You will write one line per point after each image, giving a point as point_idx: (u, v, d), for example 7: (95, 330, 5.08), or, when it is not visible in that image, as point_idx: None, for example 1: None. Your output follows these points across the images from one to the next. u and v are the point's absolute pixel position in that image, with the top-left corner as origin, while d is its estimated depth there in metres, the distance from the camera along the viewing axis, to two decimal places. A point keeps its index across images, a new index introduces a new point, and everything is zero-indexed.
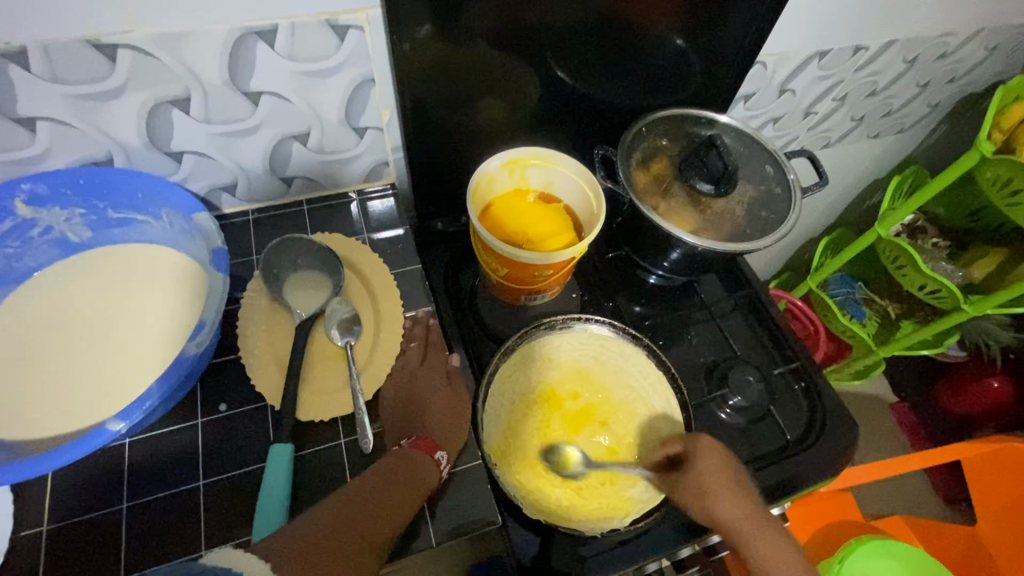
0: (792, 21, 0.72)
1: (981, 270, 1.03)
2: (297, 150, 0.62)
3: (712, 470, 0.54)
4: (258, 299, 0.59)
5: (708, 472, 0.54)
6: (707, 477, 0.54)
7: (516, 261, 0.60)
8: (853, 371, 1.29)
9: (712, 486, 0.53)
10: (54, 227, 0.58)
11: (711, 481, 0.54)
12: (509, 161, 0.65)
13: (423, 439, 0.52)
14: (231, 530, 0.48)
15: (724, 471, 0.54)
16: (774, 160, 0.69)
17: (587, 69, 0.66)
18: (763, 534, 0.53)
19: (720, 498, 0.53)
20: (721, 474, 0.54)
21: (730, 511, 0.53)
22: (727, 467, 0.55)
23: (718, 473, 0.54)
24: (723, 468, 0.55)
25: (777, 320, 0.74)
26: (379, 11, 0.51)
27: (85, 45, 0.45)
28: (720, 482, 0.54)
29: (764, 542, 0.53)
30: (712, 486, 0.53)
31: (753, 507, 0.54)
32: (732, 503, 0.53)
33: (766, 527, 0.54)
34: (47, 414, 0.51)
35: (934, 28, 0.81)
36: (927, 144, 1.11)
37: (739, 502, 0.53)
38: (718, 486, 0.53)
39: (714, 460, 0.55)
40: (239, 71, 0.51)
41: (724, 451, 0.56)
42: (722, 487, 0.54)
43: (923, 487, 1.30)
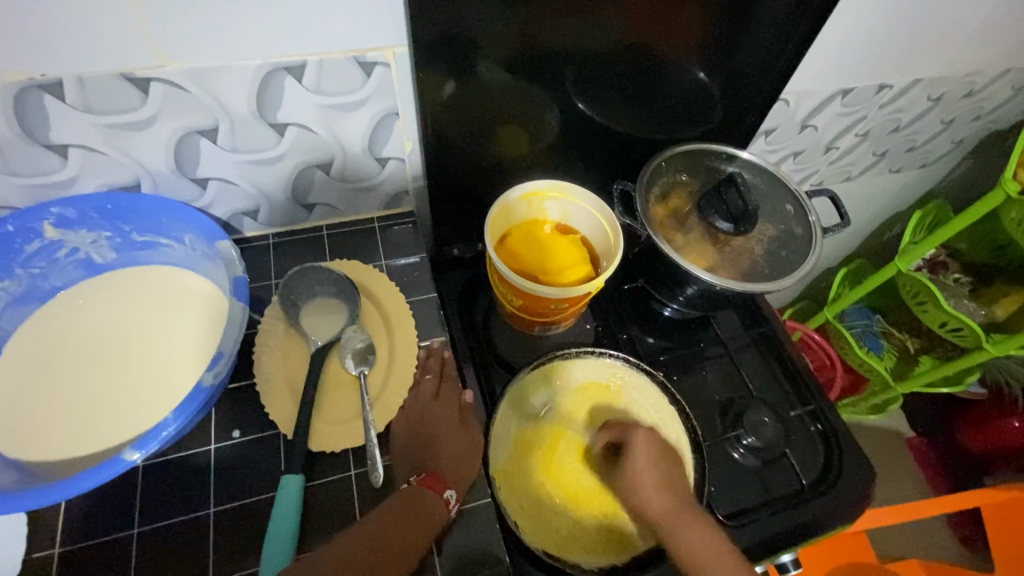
0: (816, 59, 0.71)
1: (1004, 308, 1.00)
2: (320, 178, 0.63)
3: (641, 459, 0.55)
4: (276, 324, 0.59)
5: (639, 462, 0.55)
6: (637, 467, 0.55)
7: (532, 295, 0.60)
8: (870, 406, 1.27)
9: (638, 474, 0.54)
10: (80, 248, 0.59)
11: (641, 467, 0.55)
12: (527, 193, 0.65)
13: (431, 476, 0.52)
14: (240, 559, 0.48)
15: (654, 459, 0.55)
16: (795, 199, 0.69)
17: (608, 104, 0.66)
18: (682, 522, 0.53)
19: (646, 487, 0.54)
20: (652, 464, 0.55)
21: (653, 497, 0.54)
22: (659, 458, 0.55)
23: (650, 464, 0.55)
24: (653, 458, 0.55)
25: (795, 358, 0.73)
26: (406, 49, 0.52)
27: (120, 78, 0.47)
28: (645, 473, 0.54)
29: (687, 535, 0.52)
30: (639, 475, 0.54)
31: (682, 499, 0.54)
32: (658, 491, 0.54)
33: (696, 522, 0.53)
34: (66, 437, 0.51)
35: (960, 66, 0.80)
36: (950, 179, 1.10)
37: (667, 490, 0.54)
38: (642, 474, 0.54)
39: (647, 451, 0.55)
40: (266, 104, 0.52)
41: (664, 443, 0.56)
42: (649, 475, 0.54)
43: (940, 528, 1.27)
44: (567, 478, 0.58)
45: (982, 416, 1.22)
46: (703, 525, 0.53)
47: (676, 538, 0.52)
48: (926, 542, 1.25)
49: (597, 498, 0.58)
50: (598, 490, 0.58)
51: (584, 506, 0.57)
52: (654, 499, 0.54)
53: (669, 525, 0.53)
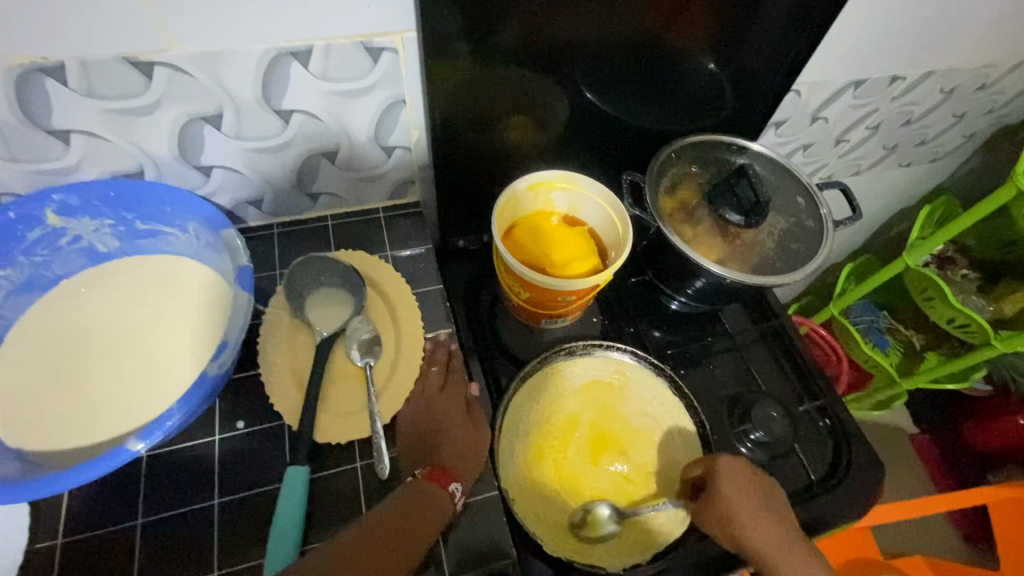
0: (829, 49, 0.70)
1: (1013, 305, 0.99)
2: (325, 167, 0.62)
3: (735, 490, 0.53)
4: (280, 315, 0.59)
5: (733, 492, 0.52)
6: (734, 497, 0.52)
7: (540, 287, 0.59)
8: (874, 402, 1.28)
9: (737, 505, 0.52)
10: (82, 237, 0.58)
11: (736, 498, 0.52)
12: (535, 184, 0.64)
13: (437, 470, 0.51)
14: (245, 551, 0.48)
15: (748, 488, 0.53)
16: (806, 192, 0.68)
17: (618, 94, 0.65)
18: (793, 556, 0.51)
19: (750, 519, 0.51)
20: (746, 493, 0.53)
21: (758, 532, 0.51)
22: (752, 486, 0.54)
23: (744, 493, 0.53)
24: (748, 487, 0.53)
25: (803, 353, 0.72)
26: (415, 34, 0.51)
27: (123, 62, 0.46)
28: (745, 504, 0.52)
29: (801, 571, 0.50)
30: (740, 507, 0.52)
31: (786, 531, 0.52)
32: (762, 521, 0.52)
33: (805, 557, 0.51)
34: (70, 428, 0.51)
35: (974, 59, 0.79)
36: (960, 174, 1.09)
37: (770, 523, 0.52)
38: (740, 506, 0.52)
39: (738, 479, 0.53)
40: (272, 90, 0.51)
41: (749, 470, 0.55)
42: (751, 506, 0.52)
43: (943, 525, 1.27)
44: (580, 482, 0.58)
45: (988, 414, 1.21)
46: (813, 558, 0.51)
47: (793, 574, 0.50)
48: (929, 539, 1.25)
49: (613, 498, 0.57)
50: (613, 490, 0.58)
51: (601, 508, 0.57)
52: (761, 534, 0.51)
53: (782, 561, 0.50)
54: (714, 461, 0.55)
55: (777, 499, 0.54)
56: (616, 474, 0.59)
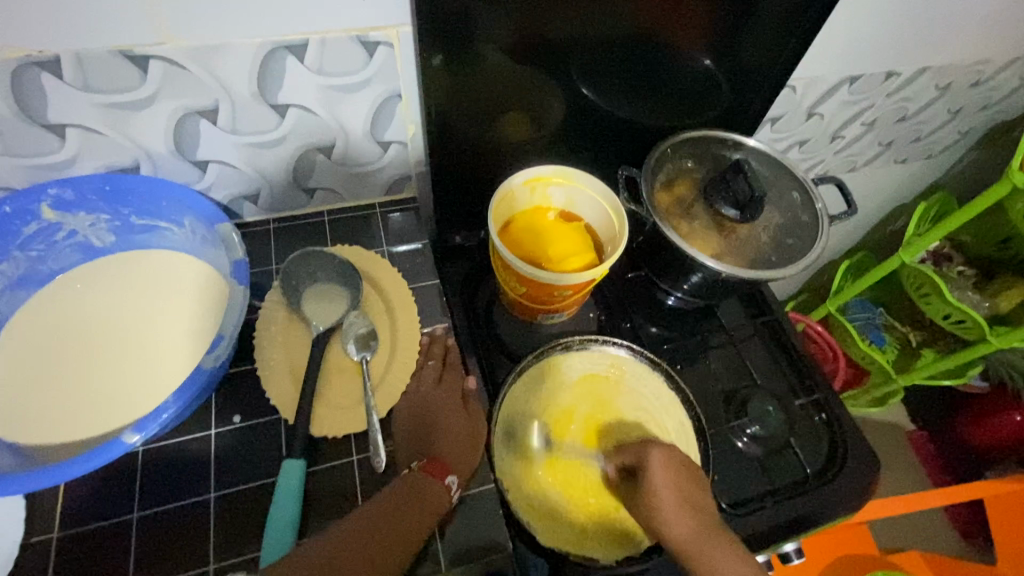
0: (824, 45, 0.70)
1: (1009, 301, 0.99)
2: (321, 161, 0.62)
3: (659, 479, 0.52)
4: (276, 309, 0.59)
5: (658, 483, 0.52)
6: (657, 488, 0.52)
7: (536, 281, 0.59)
8: (872, 398, 1.26)
9: (656, 494, 0.52)
10: (78, 231, 0.58)
11: (660, 491, 0.52)
12: (531, 179, 0.64)
13: (433, 462, 0.51)
14: (241, 545, 0.48)
15: (672, 478, 0.52)
16: (802, 187, 0.68)
17: (614, 89, 0.65)
18: (711, 551, 0.49)
19: (669, 512, 0.51)
20: (672, 484, 0.52)
21: (673, 522, 0.50)
22: (677, 477, 0.52)
23: (671, 486, 0.52)
24: (674, 480, 0.52)
25: (799, 347, 0.72)
26: (410, 29, 0.51)
27: (119, 55, 0.46)
28: (667, 496, 0.51)
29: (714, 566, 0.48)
30: (661, 499, 0.51)
31: (706, 524, 0.51)
32: (683, 515, 0.51)
33: (729, 553, 0.49)
34: (65, 421, 0.51)
35: (969, 55, 0.80)
36: (956, 170, 1.09)
37: (689, 515, 0.51)
38: (657, 495, 0.52)
39: (667, 471, 0.53)
40: (267, 84, 0.52)
41: (680, 461, 0.54)
42: (670, 499, 0.51)
43: (939, 521, 1.27)
44: (576, 474, 0.57)
45: (983, 410, 1.22)
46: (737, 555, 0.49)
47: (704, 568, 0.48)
48: (925, 535, 1.26)
49: (608, 490, 0.57)
50: (608, 482, 0.57)
51: (595, 500, 0.56)
52: (676, 524, 0.50)
53: (694, 553, 0.49)
54: (645, 453, 0.54)
55: (705, 492, 0.53)
56: (611, 466, 0.58)
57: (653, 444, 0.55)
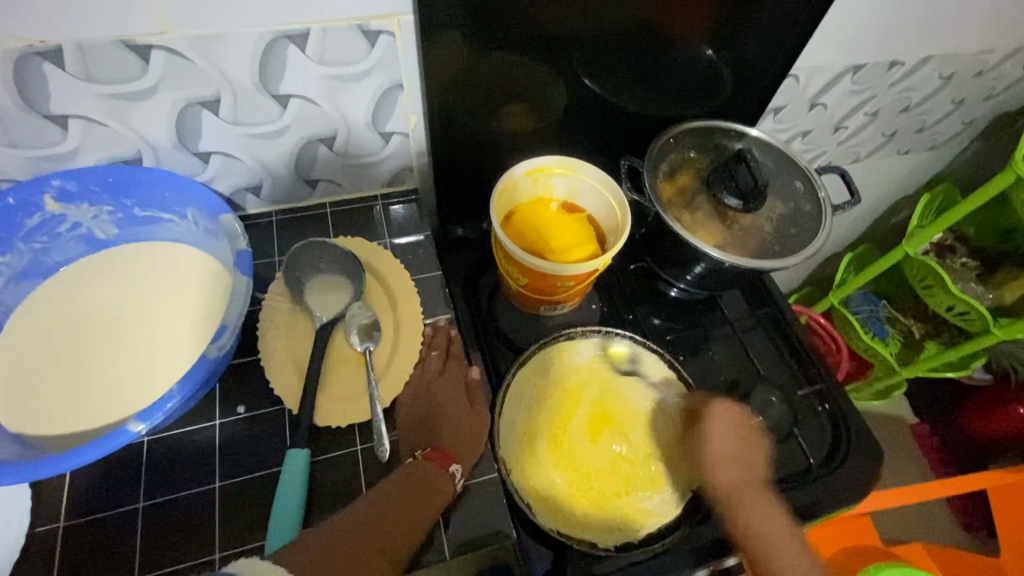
0: (827, 34, 0.70)
1: (1012, 292, 0.99)
2: (323, 153, 0.62)
3: (716, 431, 0.58)
4: (279, 300, 0.59)
5: (718, 434, 0.58)
6: (715, 437, 0.58)
7: (539, 272, 0.59)
8: (874, 392, 1.28)
9: (709, 442, 0.57)
10: (82, 223, 0.58)
11: (716, 441, 0.57)
12: (533, 169, 0.64)
13: (437, 451, 0.52)
14: (246, 534, 0.48)
15: (728, 429, 0.58)
16: (805, 176, 0.68)
17: (616, 79, 0.65)
18: (749, 497, 0.56)
19: (721, 459, 0.57)
20: (727, 437, 0.58)
21: (718, 467, 0.56)
22: (734, 431, 0.58)
23: (727, 438, 0.57)
24: (731, 433, 0.58)
25: (802, 338, 0.72)
26: (412, 18, 0.51)
27: (121, 45, 0.46)
28: (723, 445, 0.57)
29: (747, 509, 0.55)
30: (716, 447, 0.57)
31: (748, 473, 0.57)
32: (730, 465, 0.57)
33: (760, 501, 0.56)
34: (70, 412, 0.51)
35: (973, 44, 0.79)
36: (960, 161, 1.08)
37: (735, 463, 0.57)
38: (712, 441, 0.57)
39: (727, 425, 0.58)
40: (269, 74, 0.52)
41: (741, 420, 0.59)
42: (724, 449, 0.57)
43: (941, 513, 1.27)
44: (579, 458, 0.57)
45: (987, 403, 1.22)
46: (767, 504, 0.56)
47: (738, 508, 0.55)
48: (927, 526, 1.26)
49: (610, 477, 0.57)
50: (610, 468, 0.57)
51: (596, 485, 0.56)
52: (722, 470, 0.56)
53: (733, 495, 0.56)
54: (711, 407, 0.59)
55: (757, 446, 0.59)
56: (615, 453, 0.58)
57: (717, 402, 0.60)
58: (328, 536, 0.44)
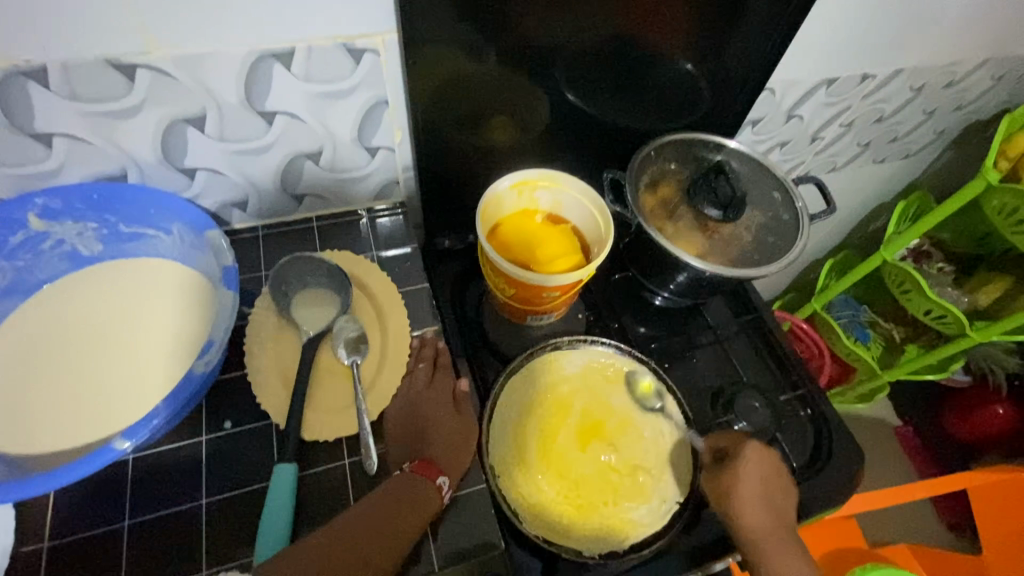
0: (801, 48, 0.72)
1: (987, 296, 1.02)
2: (309, 168, 0.63)
3: (752, 475, 0.56)
4: (266, 315, 0.59)
5: (749, 476, 0.56)
6: (745, 480, 0.56)
7: (525, 283, 0.60)
8: (857, 395, 1.29)
9: (745, 487, 0.56)
10: (66, 240, 0.58)
11: (748, 483, 0.56)
12: (518, 182, 0.65)
13: (424, 464, 0.52)
14: (234, 550, 0.48)
15: (762, 471, 0.57)
16: (782, 187, 0.69)
17: (597, 93, 0.67)
18: (778, 541, 0.55)
19: (753, 503, 0.55)
20: (759, 479, 0.56)
21: (752, 513, 0.55)
22: (765, 475, 0.57)
23: (759, 480, 0.56)
24: (761, 476, 0.56)
25: (783, 344, 0.74)
26: (396, 36, 0.52)
27: (106, 65, 0.46)
28: (755, 488, 0.56)
29: (779, 555, 0.55)
30: (747, 491, 0.55)
31: (780, 517, 0.56)
32: (761, 508, 0.55)
33: (791, 545, 0.56)
34: (53, 430, 0.51)
35: (941, 57, 0.82)
36: (934, 168, 1.12)
37: (767, 508, 0.56)
38: (748, 484, 0.56)
39: (759, 467, 0.57)
40: (255, 92, 0.52)
41: (773, 461, 0.58)
42: (755, 492, 0.56)
43: (927, 513, 1.29)
44: (567, 466, 0.58)
45: (967, 404, 1.24)
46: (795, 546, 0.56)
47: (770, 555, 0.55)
48: (913, 527, 1.28)
49: (597, 486, 0.57)
50: (598, 478, 0.58)
51: (584, 494, 0.57)
52: (759, 514, 0.55)
53: (767, 541, 0.55)
54: (744, 449, 0.57)
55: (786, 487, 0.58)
56: (603, 462, 0.59)
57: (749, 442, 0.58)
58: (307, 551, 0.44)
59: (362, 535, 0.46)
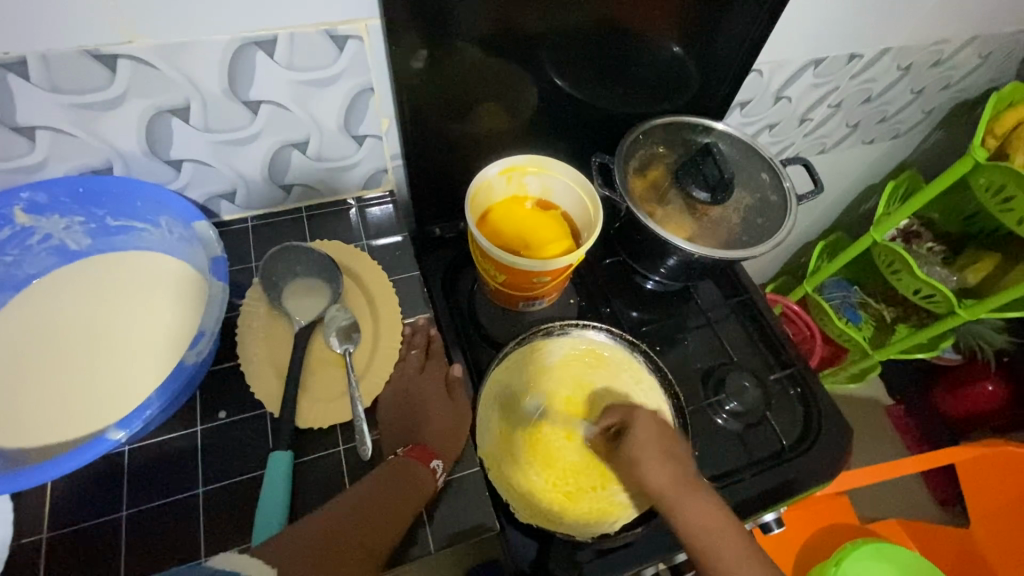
0: (788, 29, 0.72)
1: (976, 274, 1.02)
2: (296, 157, 0.62)
3: (644, 435, 0.55)
4: (258, 306, 0.59)
5: (641, 436, 0.55)
6: (637, 440, 0.55)
7: (515, 269, 0.60)
8: (849, 375, 1.31)
9: (638, 448, 0.55)
10: (53, 235, 0.58)
11: (642, 443, 0.55)
12: (507, 169, 0.65)
13: (419, 448, 0.52)
14: (232, 536, 0.49)
15: (655, 432, 0.56)
16: (770, 168, 0.70)
17: (584, 77, 0.66)
18: (688, 502, 0.52)
19: (648, 461, 0.54)
20: (653, 438, 0.55)
21: (652, 473, 0.53)
22: (661, 435, 0.56)
23: (654, 439, 0.55)
24: (656, 434, 0.55)
25: (773, 325, 0.75)
26: (379, 22, 0.52)
27: (85, 55, 0.46)
28: (649, 446, 0.55)
29: (693, 514, 0.52)
30: (642, 450, 0.54)
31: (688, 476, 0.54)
32: (661, 466, 0.54)
33: (705, 501, 0.53)
34: (46, 424, 0.51)
35: (928, 35, 0.82)
36: (923, 149, 1.12)
37: (671, 467, 0.54)
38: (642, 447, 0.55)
39: (650, 427, 0.56)
40: (238, 81, 0.52)
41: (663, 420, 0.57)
42: (650, 451, 0.54)
43: (918, 490, 1.31)
44: (554, 454, 0.59)
45: (957, 382, 1.27)
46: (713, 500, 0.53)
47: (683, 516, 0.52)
48: (904, 503, 1.30)
49: (585, 472, 0.58)
50: (585, 464, 0.59)
51: (573, 482, 0.58)
52: (657, 474, 0.53)
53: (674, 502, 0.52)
54: (635, 413, 0.57)
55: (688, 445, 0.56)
56: (589, 448, 0.60)
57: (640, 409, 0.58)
58: (294, 544, 0.43)
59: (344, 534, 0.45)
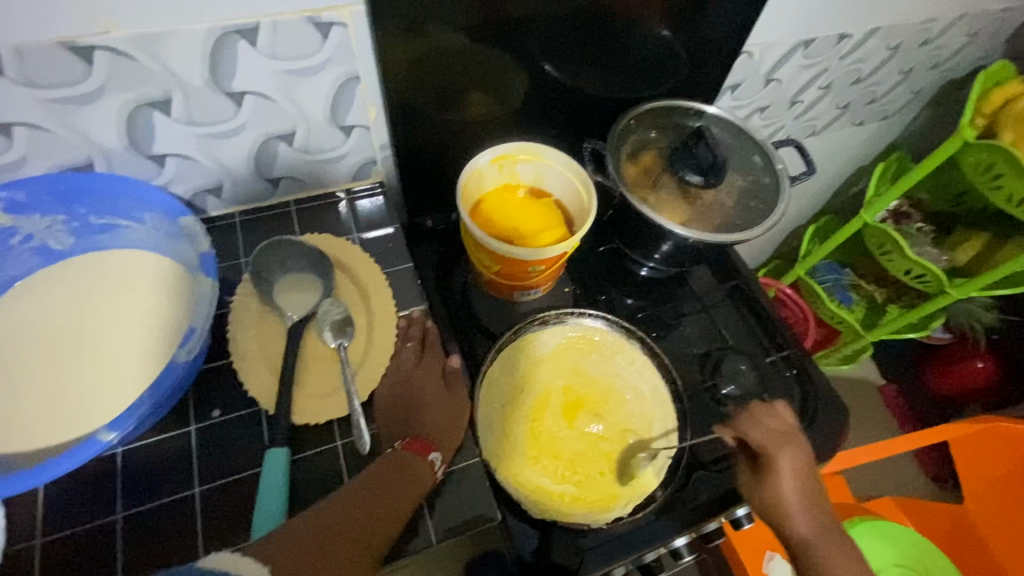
0: (778, 10, 0.72)
1: (965, 253, 1.04)
2: (283, 150, 0.61)
3: (788, 484, 0.53)
4: (248, 302, 0.58)
5: (784, 481, 0.53)
6: (782, 487, 0.53)
7: (510, 258, 0.59)
8: (842, 355, 1.32)
9: (784, 497, 0.53)
10: (35, 235, 0.57)
11: (784, 488, 0.53)
12: (498, 157, 0.64)
13: (417, 440, 0.52)
14: (231, 534, 0.48)
15: (804, 478, 0.54)
16: (762, 150, 0.69)
17: (574, 63, 0.65)
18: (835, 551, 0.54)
19: (793, 511, 0.53)
20: (796, 484, 0.54)
21: (798, 520, 0.54)
22: (804, 479, 0.54)
23: (798, 482, 0.54)
24: (801, 477, 0.54)
25: (767, 307, 0.75)
26: (363, 7, 0.51)
27: (62, 48, 0.44)
28: (794, 496, 0.53)
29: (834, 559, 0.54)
30: (784, 494, 0.53)
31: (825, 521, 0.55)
32: (804, 515, 0.54)
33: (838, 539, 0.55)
34: (34, 426, 0.50)
35: (917, 13, 0.82)
36: (911, 130, 1.12)
37: (812, 515, 0.54)
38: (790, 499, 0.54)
39: (795, 468, 0.54)
40: (220, 72, 0.51)
41: (806, 459, 0.55)
42: (794, 499, 0.53)
43: (910, 467, 1.33)
44: (558, 443, 0.59)
45: (947, 359, 1.28)
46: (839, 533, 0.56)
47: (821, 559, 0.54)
48: (897, 481, 1.32)
49: (590, 458, 0.58)
50: (589, 450, 0.59)
51: (579, 470, 0.58)
52: (802, 524, 0.54)
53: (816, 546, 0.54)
54: (775, 449, 0.55)
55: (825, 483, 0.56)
56: (591, 434, 0.60)
57: (784, 440, 0.55)
58: (291, 535, 0.43)
59: (333, 527, 0.45)
